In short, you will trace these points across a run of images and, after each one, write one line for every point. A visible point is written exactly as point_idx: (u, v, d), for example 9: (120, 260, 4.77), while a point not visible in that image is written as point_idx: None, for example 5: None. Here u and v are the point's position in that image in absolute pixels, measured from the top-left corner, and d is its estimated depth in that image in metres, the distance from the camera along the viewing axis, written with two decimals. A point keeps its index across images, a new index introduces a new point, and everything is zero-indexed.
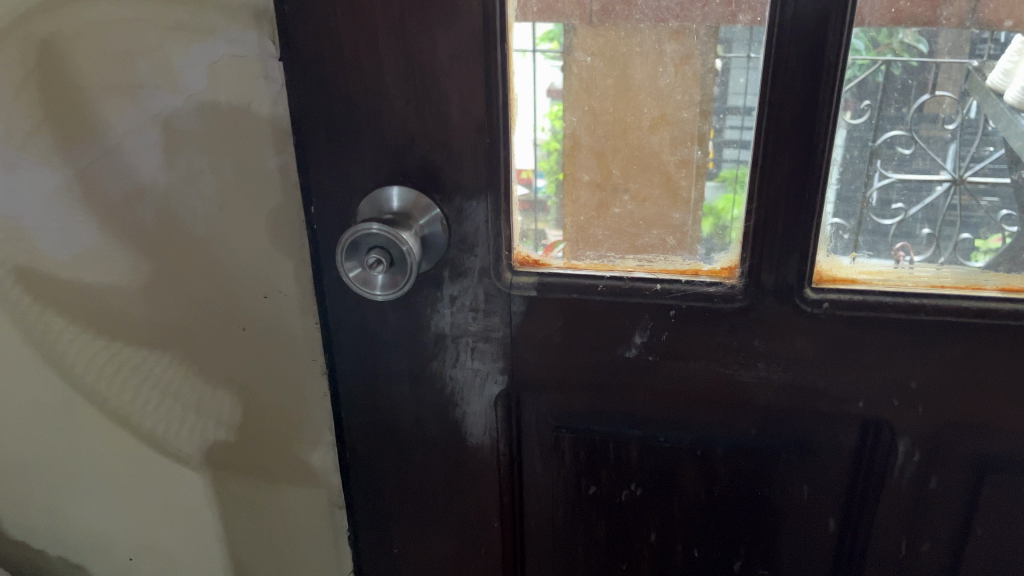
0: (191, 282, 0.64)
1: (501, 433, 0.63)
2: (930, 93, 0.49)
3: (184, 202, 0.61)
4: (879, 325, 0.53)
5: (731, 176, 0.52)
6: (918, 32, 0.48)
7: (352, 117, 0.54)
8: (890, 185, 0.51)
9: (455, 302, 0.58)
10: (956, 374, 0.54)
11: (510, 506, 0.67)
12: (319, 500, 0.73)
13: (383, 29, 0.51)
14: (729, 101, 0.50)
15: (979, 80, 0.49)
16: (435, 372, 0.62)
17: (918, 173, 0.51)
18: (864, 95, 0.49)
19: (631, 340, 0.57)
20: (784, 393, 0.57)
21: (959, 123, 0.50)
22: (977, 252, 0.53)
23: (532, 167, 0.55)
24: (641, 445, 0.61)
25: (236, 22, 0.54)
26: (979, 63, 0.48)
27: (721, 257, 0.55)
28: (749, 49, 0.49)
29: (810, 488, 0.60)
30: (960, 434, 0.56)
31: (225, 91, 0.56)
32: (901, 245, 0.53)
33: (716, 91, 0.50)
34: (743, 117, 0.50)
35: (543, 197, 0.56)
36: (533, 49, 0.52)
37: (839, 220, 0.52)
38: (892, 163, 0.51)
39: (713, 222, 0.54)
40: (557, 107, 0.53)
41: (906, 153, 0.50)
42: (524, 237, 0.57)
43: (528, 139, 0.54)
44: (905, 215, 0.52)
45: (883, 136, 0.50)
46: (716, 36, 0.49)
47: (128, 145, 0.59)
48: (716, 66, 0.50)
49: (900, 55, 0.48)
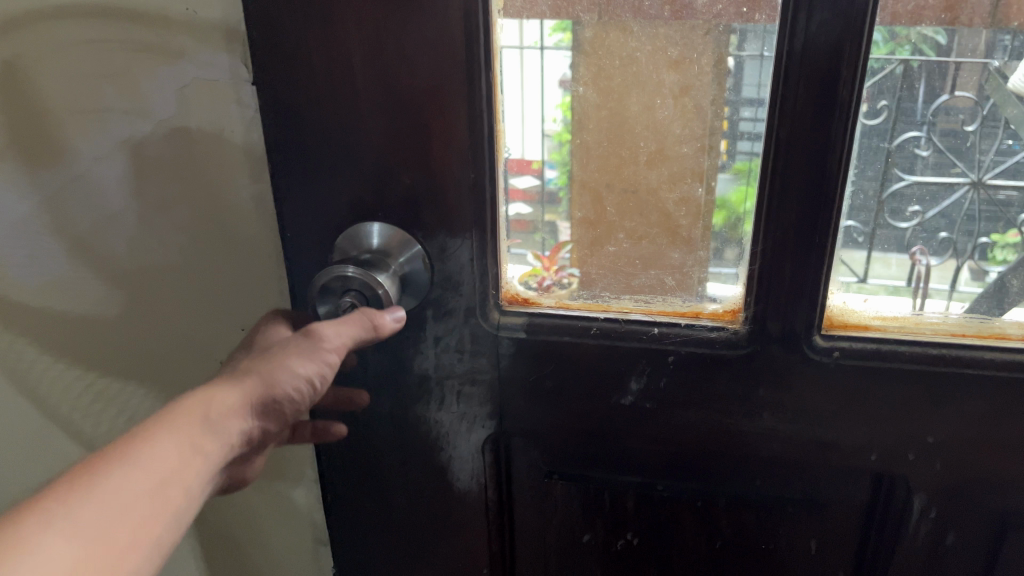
0: (166, 314, 0.61)
1: (490, 478, 0.60)
2: (950, 94, 0.46)
3: (156, 232, 0.57)
4: (894, 376, 0.49)
5: (745, 169, 0.47)
6: (938, 25, 0.44)
7: (327, 152, 0.50)
8: (908, 187, 0.48)
9: (439, 343, 0.54)
10: (977, 428, 0.50)
11: (500, 554, 0.63)
12: (301, 544, 0.69)
13: (359, 56, 0.47)
14: (743, 93, 0.46)
15: (999, 81, 0.46)
16: (419, 416, 0.58)
17: (932, 174, 0.48)
18: (882, 95, 0.44)
19: (627, 387, 0.54)
20: (791, 445, 0.53)
21: (979, 123, 0.47)
22: (994, 250, 0.51)
23: (542, 158, 0.52)
24: (638, 495, 0.58)
25: (206, 44, 0.51)
26: (1001, 62, 0.45)
27: (733, 253, 0.50)
28: (762, 47, 0.44)
29: (819, 542, 0.57)
30: (980, 491, 0.52)
31: (197, 116, 0.53)
32: (918, 248, 0.51)
33: (729, 82, 0.46)
34: (757, 109, 0.46)
35: (554, 188, 0.54)
36: (543, 42, 0.48)
37: (854, 222, 0.48)
38: (910, 166, 0.47)
39: (726, 216, 0.50)
40: (564, 99, 0.51)
41: (923, 154, 0.48)
42: (535, 229, 0.54)
43: (538, 130, 0.51)
44: (921, 218, 0.50)
45: (900, 137, 0.46)
46: (729, 34, 0.45)
47: (96, 172, 0.55)
48: (729, 65, 0.46)
49: (918, 46, 0.44)
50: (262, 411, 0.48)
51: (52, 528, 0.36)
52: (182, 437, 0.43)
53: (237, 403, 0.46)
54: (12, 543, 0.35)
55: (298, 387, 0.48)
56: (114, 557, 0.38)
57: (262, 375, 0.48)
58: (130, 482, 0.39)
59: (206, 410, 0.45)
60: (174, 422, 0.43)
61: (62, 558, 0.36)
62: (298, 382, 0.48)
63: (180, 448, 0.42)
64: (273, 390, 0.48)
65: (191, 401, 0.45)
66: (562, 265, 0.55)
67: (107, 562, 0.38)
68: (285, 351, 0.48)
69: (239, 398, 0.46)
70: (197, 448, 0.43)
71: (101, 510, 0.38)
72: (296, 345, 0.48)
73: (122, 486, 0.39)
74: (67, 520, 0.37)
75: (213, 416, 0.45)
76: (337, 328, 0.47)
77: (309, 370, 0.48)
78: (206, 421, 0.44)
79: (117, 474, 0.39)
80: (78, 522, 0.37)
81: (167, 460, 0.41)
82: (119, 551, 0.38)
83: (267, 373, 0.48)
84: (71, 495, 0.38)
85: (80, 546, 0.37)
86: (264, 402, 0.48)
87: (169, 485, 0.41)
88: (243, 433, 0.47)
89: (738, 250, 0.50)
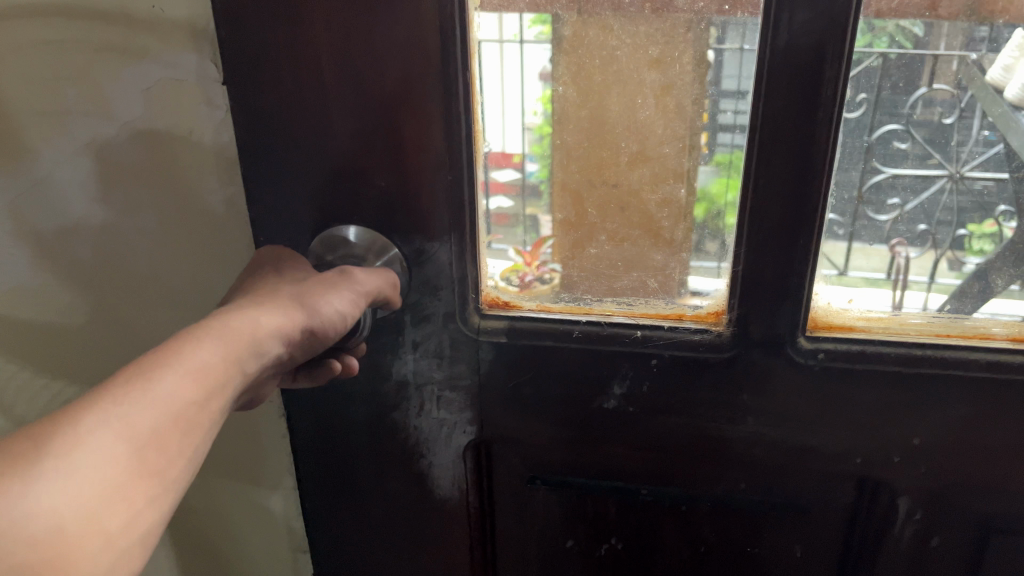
0: (139, 324, 0.58)
1: (470, 484, 0.58)
2: (927, 87, 0.45)
3: (124, 237, 0.55)
4: (879, 378, 0.49)
5: (726, 161, 0.46)
6: (915, 17, 0.43)
7: (300, 154, 0.49)
8: (884, 181, 0.47)
9: (418, 348, 0.53)
10: (961, 431, 0.50)
11: (482, 561, 0.61)
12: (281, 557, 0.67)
13: (333, 56, 0.45)
14: (724, 85, 0.44)
15: (978, 75, 0.45)
16: (398, 423, 0.56)
17: (910, 169, 0.47)
18: (862, 88, 0.44)
19: (610, 390, 0.53)
20: (774, 449, 0.53)
21: (957, 116, 0.46)
22: (972, 240, 0.50)
23: (521, 152, 0.50)
24: (620, 500, 0.57)
25: (172, 43, 0.49)
26: (978, 55, 0.44)
27: (715, 245, 0.49)
28: (743, 39, 0.43)
29: (803, 545, 0.56)
30: (962, 494, 0.52)
31: (164, 118, 0.51)
32: (897, 240, 0.50)
33: (711, 75, 0.45)
34: (738, 100, 0.44)
35: (534, 181, 0.51)
36: (522, 36, 0.46)
37: (834, 216, 0.47)
38: (887, 159, 0.46)
39: (707, 208, 0.49)
40: (545, 92, 0.49)
41: (902, 147, 0.46)
42: (514, 222, 0.52)
43: (518, 122, 0.49)
44: (900, 211, 0.49)
45: (880, 130, 0.45)
46: (709, 27, 0.44)
47: (60, 176, 0.52)
48: (709, 58, 0.45)
49: (895, 38, 0.43)
50: (304, 341, 0.43)
51: (106, 427, 0.32)
52: (229, 351, 0.38)
53: (282, 326, 0.41)
54: (65, 440, 0.31)
55: (339, 321, 0.44)
56: (163, 469, 0.34)
57: (303, 306, 0.43)
58: (181, 392, 0.35)
59: (254, 328, 0.40)
60: (220, 333, 0.38)
61: (116, 463, 0.32)
62: (338, 317, 0.44)
63: (228, 363, 0.38)
64: (316, 323, 0.43)
65: (236, 316, 0.40)
66: (543, 261, 0.54)
67: (157, 469, 0.34)
68: (327, 285, 0.45)
69: (283, 322, 0.41)
70: (241, 367, 0.38)
71: (156, 412, 0.34)
72: (334, 283, 0.45)
73: (174, 392, 0.35)
74: (123, 423, 0.32)
75: (260, 337, 0.40)
76: (368, 276, 0.47)
77: (348, 304, 0.45)
78: (254, 340, 0.39)
79: (168, 379, 0.35)
80: (136, 422, 0.33)
81: (214, 372, 0.37)
82: (169, 460, 0.34)
83: (308, 304, 0.43)
84: (124, 394, 0.33)
85: (136, 450, 0.33)
86: (305, 333, 0.43)
87: (215, 401, 0.37)
88: (278, 360, 0.42)
89: (720, 244, 0.49)
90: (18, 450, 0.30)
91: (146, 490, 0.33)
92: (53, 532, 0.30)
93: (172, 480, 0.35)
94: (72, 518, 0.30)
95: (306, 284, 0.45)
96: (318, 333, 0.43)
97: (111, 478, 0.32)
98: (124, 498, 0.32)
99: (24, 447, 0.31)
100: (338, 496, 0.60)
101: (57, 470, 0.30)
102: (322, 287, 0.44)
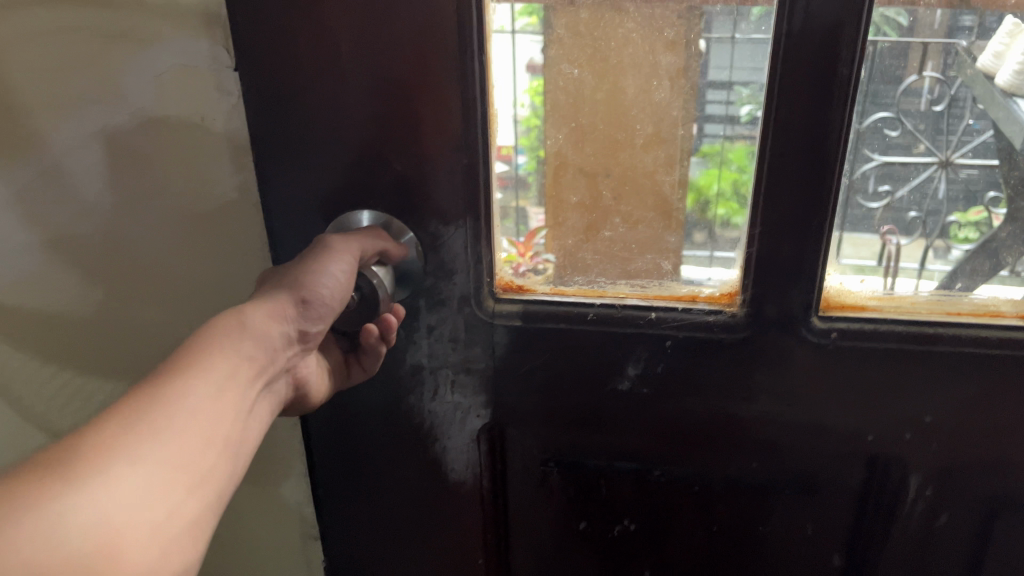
0: (145, 315, 0.57)
1: (485, 467, 0.59)
2: (918, 74, 0.46)
3: (133, 225, 0.54)
4: (891, 355, 0.49)
5: (712, 152, 0.49)
6: (900, 6, 0.43)
7: (316, 139, 0.49)
8: (876, 168, 0.48)
9: (433, 333, 0.53)
10: (972, 408, 0.50)
11: (495, 544, 0.62)
12: (295, 550, 0.66)
13: (351, 40, 0.46)
14: (711, 75, 0.47)
15: (969, 63, 0.46)
16: (412, 407, 0.57)
17: (900, 156, 0.48)
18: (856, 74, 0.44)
19: (624, 371, 0.53)
20: (787, 428, 0.53)
21: (946, 104, 0.48)
22: (959, 229, 0.51)
23: (513, 143, 0.50)
24: (634, 481, 0.58)
25: (184, 29, 0.49)
26: (968, 43, 0.45)
27: (703, 236, 0.51)
28: (734, 28, 0.45)
29: (815, 524, 0.57)
30: (973, 470, 0.53)
31: (175, 105, 0.50)
32: (888, 228, 0.50)
33: (699, 65, 0.47)
34: (728, 91, 0.46)
35: (524, 173, 0.51)
36: (512, 27, 0.47)
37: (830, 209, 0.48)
38: (879, 145, 0.47)
39: (696, 198, 0.51)
40: (534, 83, 0.49)
41: (894, 135, 0.47)
42: (505, 215, 0.52)
43: (508, 115, 0.49)
44: (891, 198, 0.50)
45: (871, 118, 0.46)
46: (700, 19, 0.46)
47: (71, 164, 0.52)
48: (700, 48, 0.47)
49: (881, 28, 0.43)
50: (306, 318, 0.43)
51: (130, 430, 0.32)
52: (225, 346, 0.38)
53: (276, 311, 0.42)
54: (94, 445, 0.31)
55: (331, 285, 0.43)
56: (194, 461, 0.34)
57: (290, 286, 0.43)
58: (189, 389, 0.35)
59: (247, 319, 0.40)
60: (211, 334, 0.39)
61: (148, 459, 0.32)
62: (331, 283, 0.43)
63: (228, 355, 0.38)
64: (310, 298, 0.43)
65: (226, 315, 0.40)
66: (537, 252, 0.54)
67: (189, 460, 0.34)
68: (308, 260, 0.44)
69: (274, 306, 0.41)
70: (242, 354, 0.39)
71: (172, 409, 0.34)
72: (316, 254, 0.44)
73: (186, 389, 0.35)
74: (143, 424, 0.33)
75: (256, 327, 0.40)
76: (345, 239, 0.46)
77: (336, 269, 0.44)
78: (246, 328, 0.40)
79: (173, 382, 0.35)
80: (155, 420, 0.33)
81: (217, 367, 0.37)
82: (198, 450, 0.34)
83: (295, 281, 0.43)
84: (135, 403, 0.34)
85: (164, 446, 0.33)
86: (304, 310, 0.43)
87: (225, 392, 0.37)
88: (283, 343, 0.42)
89: (706, 232, 0.51)
90: (46, 463, 0.30)
91: (183, 481, 0.33)
92: (103, 526, 0.29)
93: (206, 469, 0.35)
94: (116, 512, 0.30)
95: (290, 267, 0.45)
96: (313, 303, 0.43)
97: (148, 472, 0.32)
98: (163, 486, 0.32)
99: (52, 460, 0.30)
100: (352, 481, 0.60)
101: (94, 469, 0.30)
102: (303, 262, 0.44)
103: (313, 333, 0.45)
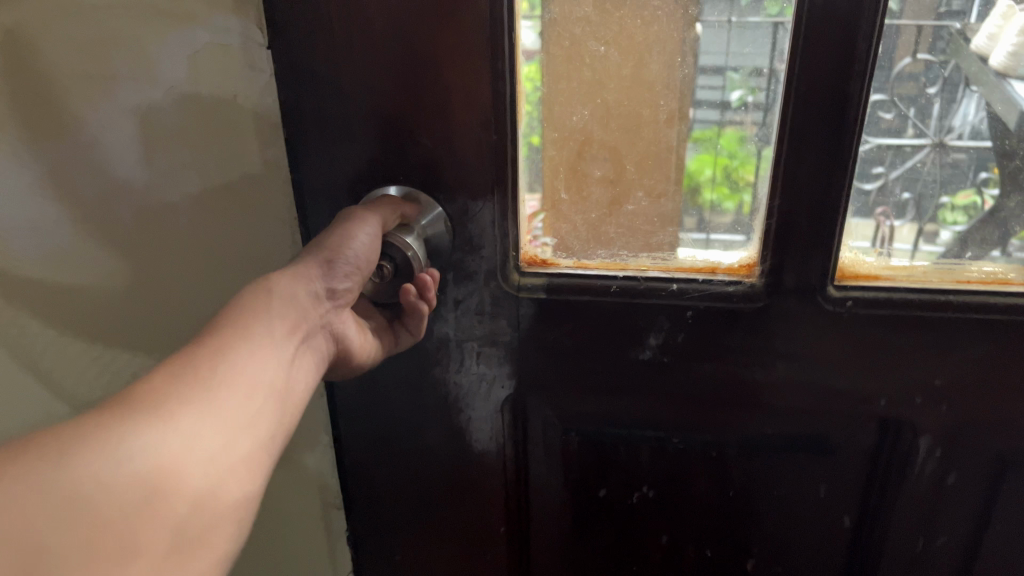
0: (176, 294, 0.57)
1: (508, 437, 0.61)
2: (912, 56, 0.47)
3: (166, 201, 0.53)
4: (904, 323, 0.51)
5: (704, 137, 0.51)
6: None
7: (348, 115, 0.51)
8: (869, 151, 0.49)
9: (460, 306, 0.55)
10: (981, 372, 0.52)
11: (517, 511, 0.64)
12: (319, 522, 0.67)
13: (386, 19, 0.47)
14: (703, 61, 0.49)
15: (963, 43, 0.47)
16: (438, 378, 0.58)
17: (893, 138, 0.49)
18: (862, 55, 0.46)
19: (645, 341, 0.55)
20: (804, 393, 0.55)
21: (941, 85, 0.48)
22: (946, 212, 0.52)
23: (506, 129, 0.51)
24: (653, 447, 0.59)
25: (219, 9, 0.49)
26: (962, 25, 0.47)
27: (693, 220, 0.54)
28: (730, 12, 0.47)
29: (827, 485, 0.59)
30: (980, 432, 0.55)
31: (208, 82, 0.51)
32: (882, 210, 0.51)
33: (690, 51, 0.49)
34: (723, 75, 0.49)
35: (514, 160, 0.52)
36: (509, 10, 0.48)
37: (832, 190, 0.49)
38: (870, 127, 0.48)
39: (691, 181, 0.53)
40: (528, 68, 0.50)
41: (887, 116, 0.48)
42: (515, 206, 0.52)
43: None
44: (885, 180, 0.51)
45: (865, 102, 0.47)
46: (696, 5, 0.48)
47: (106, 141, 0.50)
48: (696, 31, 0.49)
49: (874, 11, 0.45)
50: (340, 281, 0.45)
51: (179, 378, 0.34)
52: (259, 308, 0.40)
53: (308, 276, 0.43)
54: (148, 390, 0.33)
55: (359, 248, 0.45)
56: (241, 406, 0.36)
57: (320, 250, 0.44)
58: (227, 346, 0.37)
59: (279, 285, 0.42)
60: (245, 300, 0.40)
61: (199, 402, 0.34)
62: (359, 246, 0.45)
63: (263, 316, 0.40)
64: (341, 260, 0.44)
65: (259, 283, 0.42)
66: (536, 235, 0.55)
67: (236, 404, 0.35)
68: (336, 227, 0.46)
69: (304, 271, 0.43)
70: (278, 312, 0.40)
71: (215, 362, 0.36)
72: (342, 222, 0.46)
73: (225, 347, 0.37)
74: (190, 372, 0.34)
75: (289, 290, 0.42)
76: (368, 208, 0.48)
77: (362, 233, 0.46)
78: (280, 291, 0.41)
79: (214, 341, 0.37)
80: (201, 370, 0.35)
81: (253, 326, 0.39)
82: (244, 398, 0.36)
83: (323, 245, 0.44)
84: (180, 357, 0.35)
85: (212, 393, 0.34)
86: (336, 272, 0.44)
87: (263, 348, 0.39)
88: (319, 304, 0.44)
89: (695, 216, 0.53)
90: (108, 406, 0.32)
91: (233, 423, 0.35)
92: (166, 455, 0.31)
93: (254, 414, 0.36)
94: (177, 444, 0.31)
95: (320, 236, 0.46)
96: (345, 265, 0.44)
97: (201, 413, 0.33)
98: (216, 426, 0.34)
99: (111, 404, 0.32)
100: (378, 452, 0.62)
101: (152, 408, 0.32)
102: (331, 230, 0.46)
103: (346, 297, 0.46)
